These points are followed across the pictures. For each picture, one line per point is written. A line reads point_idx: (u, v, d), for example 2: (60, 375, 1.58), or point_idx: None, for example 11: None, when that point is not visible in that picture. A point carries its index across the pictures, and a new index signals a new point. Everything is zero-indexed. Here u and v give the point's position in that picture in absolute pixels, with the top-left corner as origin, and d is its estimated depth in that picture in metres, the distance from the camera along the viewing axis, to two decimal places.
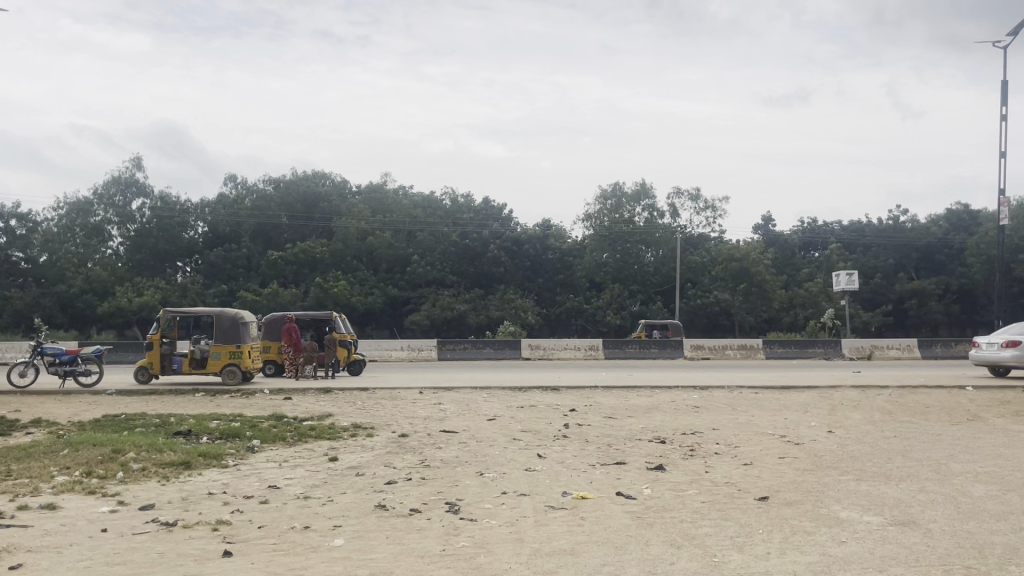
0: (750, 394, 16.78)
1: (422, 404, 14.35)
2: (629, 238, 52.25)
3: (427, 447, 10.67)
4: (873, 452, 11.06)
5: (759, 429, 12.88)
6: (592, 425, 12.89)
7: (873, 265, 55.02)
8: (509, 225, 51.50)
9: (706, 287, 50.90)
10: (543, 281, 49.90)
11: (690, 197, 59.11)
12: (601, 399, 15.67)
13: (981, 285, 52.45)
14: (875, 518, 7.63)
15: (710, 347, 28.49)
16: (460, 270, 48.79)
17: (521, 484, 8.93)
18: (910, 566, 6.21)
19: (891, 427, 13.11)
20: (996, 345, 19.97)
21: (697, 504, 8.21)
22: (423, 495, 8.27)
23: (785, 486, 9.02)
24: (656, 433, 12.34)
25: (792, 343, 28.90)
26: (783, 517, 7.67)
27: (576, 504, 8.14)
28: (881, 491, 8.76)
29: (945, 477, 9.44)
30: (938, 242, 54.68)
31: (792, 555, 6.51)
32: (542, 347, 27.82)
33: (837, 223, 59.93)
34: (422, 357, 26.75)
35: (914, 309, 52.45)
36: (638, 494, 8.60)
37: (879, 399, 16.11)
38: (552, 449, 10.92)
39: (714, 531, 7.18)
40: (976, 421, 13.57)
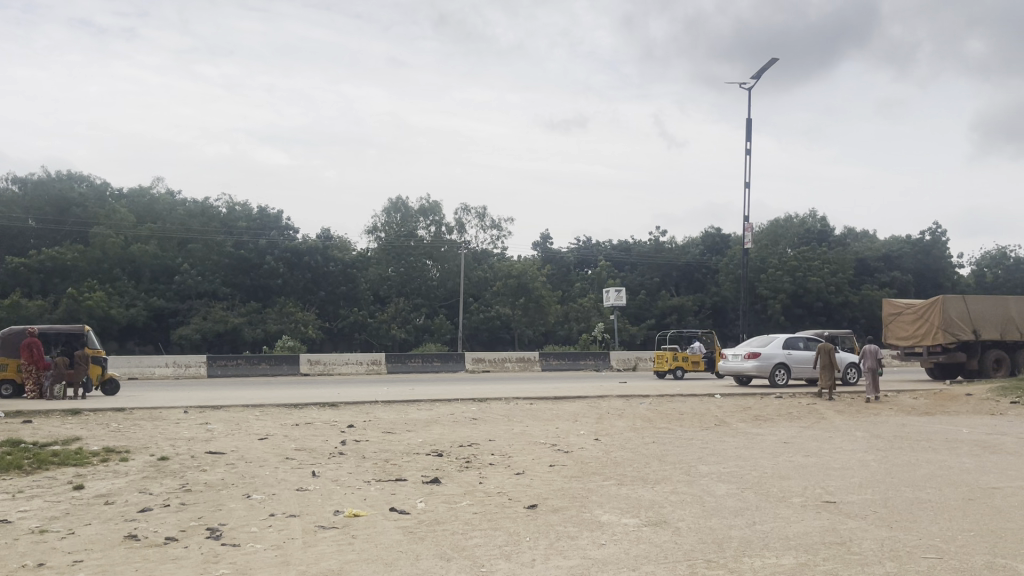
0: (524, 405, 17.43)
1: (187, 425, 13.45)
2: (414, 252, 52.82)
3: (190, 470, 10.03)
4: (634, 458, 11.81)
5: (531, 439, 13.36)
6: (370, 440, 12.74)
7: (639, 282, 59.38)
8: (288, 234, 49.83)
9: (487, 302, 52.49)
10: (325, 294, 48.83)
11: (477, 214, 60.78)
12: (380, 414, 15.52)
13: (731, 302, 57.95)
14: (632, 520, 8.15)
15: (490, 360, 29.25)
16: (234, 282, 46.72)
17: (291, 504, 8.63)
18: (661, 563, 6.67)
19: (652, 433, 14.12)
20: (740, 356, 22.08)
21: (469, 515, 8.34)
22: (181, 521, 7.75)
23: (552, 493, 9.41)
24: (433, 446, 12.42)
25: (566, 355, 30.39)
26: (549, 524, 8.00)
27: (348, 522, 7.98)
28: (639, 494, 9.37)
29: (693, 478, 10.28)
30: (695, 263, 60.16)
31: (555, 560, 6.77)
32: (323, 362, 27.12)
33: (607, 242, 64.04)
34: (190, 374, 25.11)
35: (674, 324, 56.65)
36: (411, 509, 8.60)
37: (641, 407, 17.33)
38: (326, 467, 10.66)
39: (483, 541, 7.33)
40: (723, 425, 14.99)
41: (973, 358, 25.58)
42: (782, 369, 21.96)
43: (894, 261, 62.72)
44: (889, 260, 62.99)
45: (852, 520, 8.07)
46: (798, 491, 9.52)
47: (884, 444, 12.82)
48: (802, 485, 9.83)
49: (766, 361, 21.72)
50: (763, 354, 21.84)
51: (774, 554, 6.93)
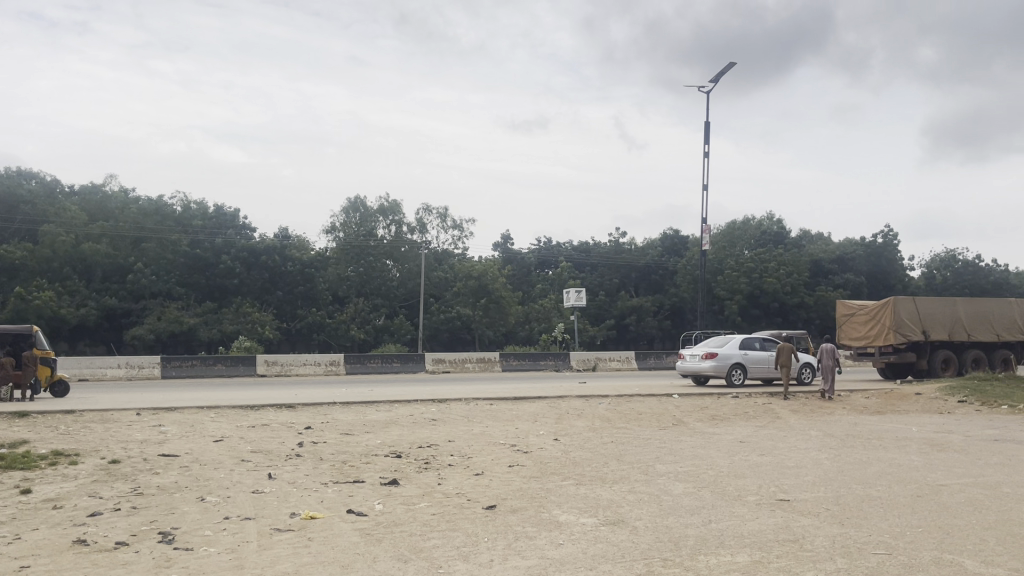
0: (484, 406, 17.41)
1: (140, 427, 13.18)
2: (373, 252, 52.61)
3: (142, 474, 9.83)
4: (592, 457, 11.87)
5: (491, 440, 13.36)
6: (328, 442, 12.62)
7: (599, 283, 59.69)
8: (245, 234, 49.14)
9: (448, 302, 52.49)
10: (283, 293, 48.33)
11: (438, 215, 60.66)
12: (338, 415, 15.40)
13: (689, 303, 58.58)
14: (590, 519, 8.19)
15: (450, 361, 29.18)
16: (189, 282, 45.90)
17: (246, 507, 8.51)
18: (618, 562, 6.72)
19: (611, 433, 14.20)
20: (698, 356, 22.32)
21: (427, 516, 8.30)
22: (132, 525, 7.60)
23: (511, 494, 9.41)
24: (392, 448, 12.35)
25: (526, 356, 30.47)
26: (507, 524, 8.00)
27: (304, 525, 7.90)
28: (597, 494, 9.42)
29: (650, 478, 10.36)
30: (654, 264, 60.79)
31: (513, 561, 6.78)
32: (280, 363, 26.82)
33: (568, 243, 64.35)
34: (143, 375, 24.64)
35: (633, 325, 57.07)
36: (369, 510, 8.54)
37: (601, 407, 17.45)
38: (283, 469, 10.53)
39: (441, 542, 7.30)
40: (680, 425, 15.15)
41: (923, 358, 26.24)
42: (738, 369, 22.25)
43: (848, 262, 63.90)
44: (843, 262, 64.18)
45: (805, 518, 8.21)
46: (753, 489, 9.66)
47: (837, 442, 13.07)
48: (757, 483, 9.97)
49: (723, 361, 21.99)
50: (720, 354, 22.09)
51: (728, 552, 7.02)
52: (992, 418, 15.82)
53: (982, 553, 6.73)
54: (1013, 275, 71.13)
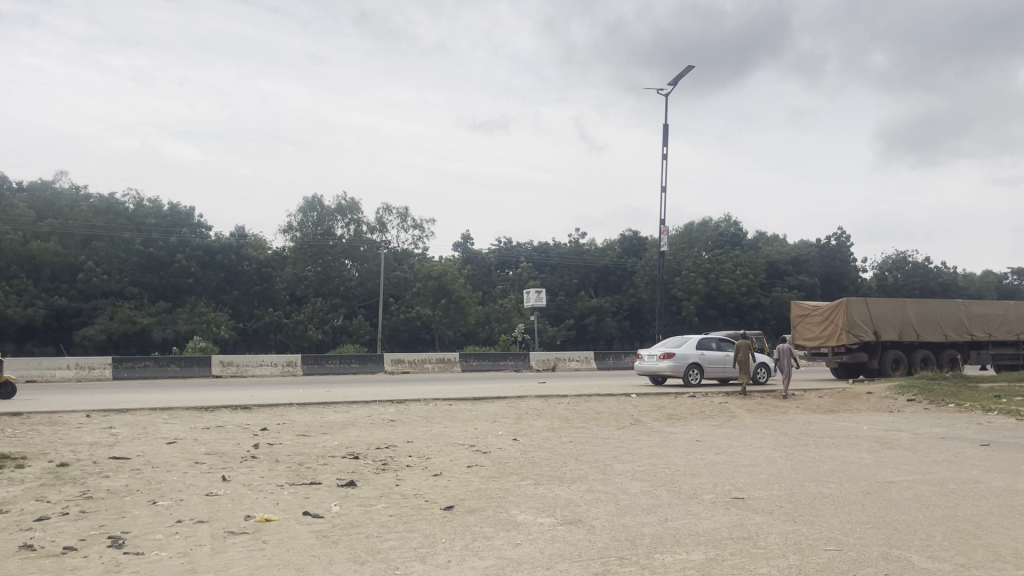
0: (443, 406, 17.35)
1: (89, 430, 12.89)
2: (331, 251, 52.25)
3: (92, 477, 9.61)
4: (550, 457, 11.91)
5: (449, 440, 13.33)
6: (284, 444, 12.48)
7: (558, 283, 59.91)
8: (200, 232, 48.28)
9: (408, 302, 52.38)
10: (240, 293, 47.72)
11: (398, 214, 60.41)
12: (295, 417, 15.22)
13: (647, 304, 59.13)
14: (547, 519, 8.20)
15: (409, 361, 29.02)
16: (142, 282, 44.99)
17: (199, 510, 8.37)
18: (575, 561, 6.74)
19: (569, 432, 14.26)
20: (655, 356, 22.52)
21: (384, 518, 8.26)
22: (80, 530, 7.42)
23: (470, 494, 9.40)
24: (349, 449, 12.26)
25: (486, 357, 30.48)
26: (465, 525, 7.98)
27: (258, 527, 7.80)
28: (554, 494, 9.45)
29: (607, 477, 10.42)
30: (612, 265, 61.28)
31: (470, 561, 6.78)
32: (236, 364, 26.44)
33: (528, 244, 64.52)
34: (94, 377, 24.10)
35: (592, 325, 57.37)
36: (325, 512, 8.46)
37: (560, 407, 17.51)
38: (237, 472, 10.38)
39: (398, 544, 7.27)
40: (637, 424, 15.27)
41: (874, 358, 26.80)
42: (695, 369, 22.51)
43: (803, 264, 65.03)
44: (798, 263, 65.30)
45: (759, 515, 8.34)
46: (709, 488, 9.77)
47: (791, 441, 13.29)
48: (713, 482, 10.10)
49: (680, 361, 22.20)
50: (678, 354, 22.31)
51: (684, 549, 7.10)
52: (939, 416, 16.23)
53: (930, 548, 6.89)
54: (960, 277, 73.01)
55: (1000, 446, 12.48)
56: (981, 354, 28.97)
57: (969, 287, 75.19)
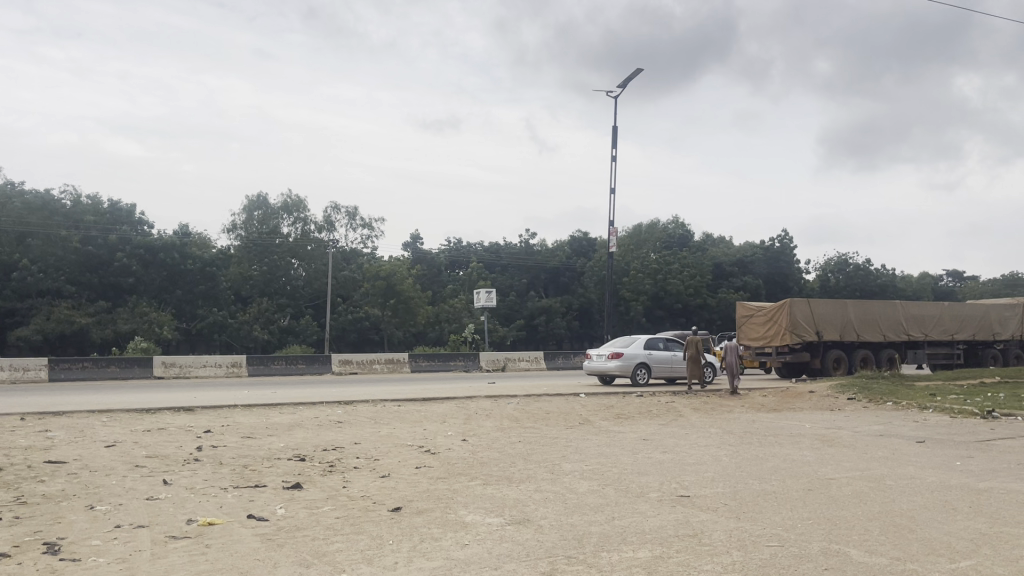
0: (392, 407, 17.23)
1: (24, 433, 12.47)
2: (277, 250, 51.76)
3: (26, 482, 9.31)
4: (500, 457, 11.91)
5: (398, 441, 13.24)
6: (228, 446, 12.26)
7: (509, 284, 60.04)
8: (141, 230, 46.99)
9: (356, 302, 51.98)
10: (183, 293, 46.66)
11: (348, 214, 59.85)
12: (240, 418, 14.97)
13: (596, 304, 59.59)
14: (495, 520, 8.20)
15: (358, 362, 28.72)
16: (81, 281, 43.63)
17: (140, 514, 8.17)
18: (522, 561, 6.75)
19: (518, 432, 14.27)
20: (604, 356, 22.69)
21: (331, 520, 8.17)
22: (14, 537, 7.17)
23: (418, 495, 9.36)
24: (296, 451, 12.09)
25: (435, 357, 30.35)
26: (413, 526, 7.94)
27: (201, 532, 7.64)
28: (503, 494, 9.46)
29: (555, 477, 10.46)
30: (562, 266, 61.65)
31: (418, 562, 6.74)
32: (179, 365, 25.87)
33: (478, 244, 64.61)
34: (28, 379, 23.30)
35: (542, 324, 57.51)
36: (271, 515, 8.33)
37: (509, 407, 17.53)
38: (180, 475, 10.16)
39: (345, 546, 7.19)
40: (587, 424, 15.35)
41: (816, 357, 27.43)
42: (643, 368, 22.76)
43: (748, 266, 66.19)
44: (743, 265, 66.48)
45: (704, 513, 8.45)
46: (656, 486, 9.88)
47: (735, 440, 13.52)
48: (658, 480, 10.22)
49: (628, 361, 22.41)
50: (626, 354, 22.53)
51: (630, 548, 7.17)
52: (877, 414, 16.68)
53: (868, 542, 7.07)
54: (897, 279, 75.15)
55: (934, 442, 12.88)
56: (917, 354, 29.87)
57: (907, 289, 77.50)
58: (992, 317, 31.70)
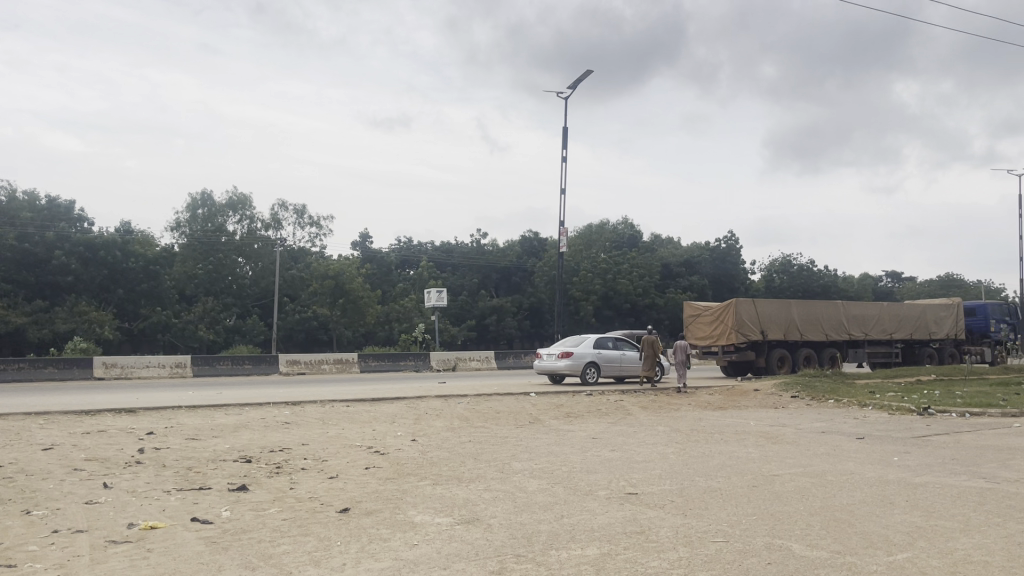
0: (340, 408, 17.07)
1: None
2: (224, 249, 51.15)
3: None
4: (450, 457, 11.88)
5: (347, 442, 13.12)
6: (171, 448, 12.00)
7: (460, 284, 59.92)
8: (80, 227, 45.54)
9: (304, 302, 51.44)
10: (124, 292, 45.14)
11: (296, 210, 59.11)
12: (184, 420, 14.67)
13: (547, 304, 59.87)
14: (445, 519, 8.19)
15: (306, 362, 28.36)
16: (17, 279, 42.28)
17: (80, 519, 7.96)
18: (471, 561, 6.75)
19: (468, 432, 14.26)
20: (554, 356, 22.81)
21: (277, 522, 8.06)
22: None
23: (366, 496, 9.29)
24: (242, 453, 11.90)
25: (385, 357, 30.15)
26: (361, 527, 7.88)
27: (142, 536, 7.46)
28: (452, 493, 9.45)
29: (505, 476, 10.48)
30: (512, 266, 61.78)
31: (366, 563, 6.70)
32: (121, 365, 25.25)
33: (429, 244, 64.50)
34: None
35: (493, 324, 57.46)
36: (215, 518, 8.19)
37: (460, 407, 17.50)
38: (121, 478, 9.92)
39: (291, 548, 7.11)
40: (537, 423, 15.41)
41: (761, 356, 27.95)
42: (592, 368, 22.95)
43: (694, 266, 67.20)
44: (690, 265, 67.47)
45: (651, 510, 8.55)
46: (604, 484, 9.97)
47: (682, 437, 13.71)
48: (606, 478, 10.31)
49: (578, 361, 22.57)
50: (575, 354, 22.68)
51: (578, 545, 7.22)
52: (819, 412, 17.06)
53: (810, 537, 7.24)
54: (839, 279, 77.12)
55: (873, 438, 13.25)
56: (858, 353, 30.65)
57: (848, 289, 79.52)
58: (928, 317, 32.69)
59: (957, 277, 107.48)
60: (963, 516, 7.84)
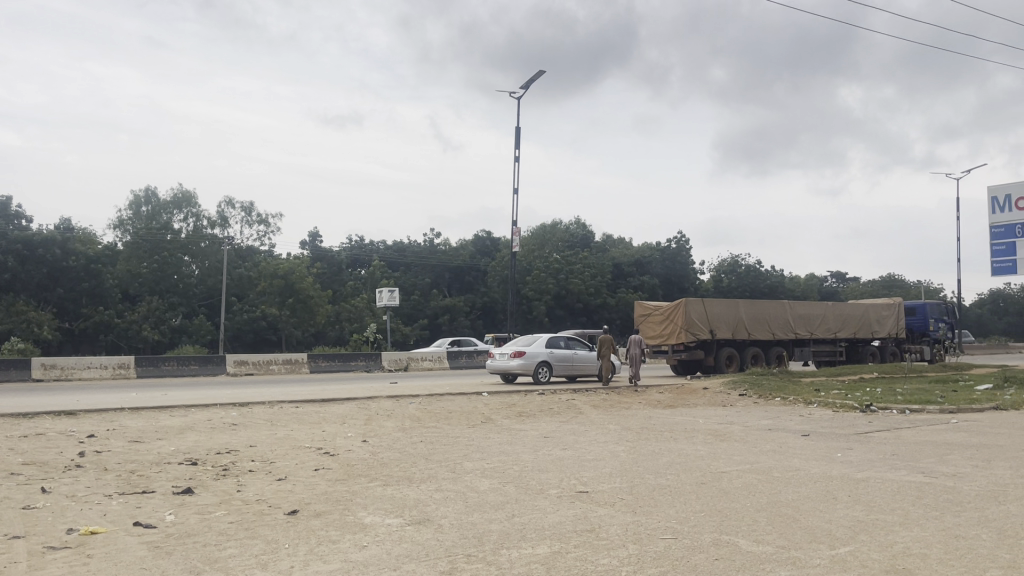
0: (289, 408, 16.84)
1: None
2: (169, 247, 49.99)
3: None
4: (401, 458, 11.80)
5: (296, 443, 12.94)
6: (114, 451, 11.71)
7: (412, 283, 59.62)
8: (17, 225, 44.31)
9: (252, 302, 50.74)
10: (64, 291, 43.95)
11: (244, 208, 58.24)
12: (127, 422, 14.30)
13: (499, 304, 60.00)
14: (395, 520, 8.14)
15: (254, 363, 27.94)
16: None
17: (17, 525, 7.70)
18: (421, 561, 6.72)
19: (419, 432, 14.17)
20: (506, 355, 22.83)
21: (224, 525, 7.91)
22: None
23: (315, 498, 9.16)
24: (187, 455, 11.65)
25: (336, 357, 29.86)
26: (310, 529, 7.78)
27: (83, 541, 7.26)
28: (403, 494, 9.39)
29: (457, 476, 10.44)
30: (465, 266, 61.72)
31: (314, 566, 6.61)
32: (61, 366, 24.57)
33: (380, 243, 64.14)
34: None
35: (446, 324, 57.30)
36: (159, 522, 8.01)
37: (411, 407, 17.39)
38: (60, 482, 9.64)
39: (238, 551, 6.98)
40: (489, 423, 15.39)
41: (710, 356, 28.33)
42: (545, 367, 23.02)
43: (645, 266, 67.91)
44: (641, 265, 68.20)
45: (601, 509, 8.60)
46: (555, 483, 10.00)
47: (633, 436, 13.83)
48: (558, 477, 10.34)
49: (530, 360, 22.62)
50: (527, 354, 22.74)
51: (528, 544, 7.23)
52: (766, 410, 17.36)
53: (755, 532, 7.37)
54: (785, 279, 78.75)
55: (818, 435, 13.53)
56: (803, 351, 31.29)
57: (794, 289, 81.16)
58: (871, 316, 33.52)
59: (897, 277, 110.60)
60: (903, 510, 8.05)
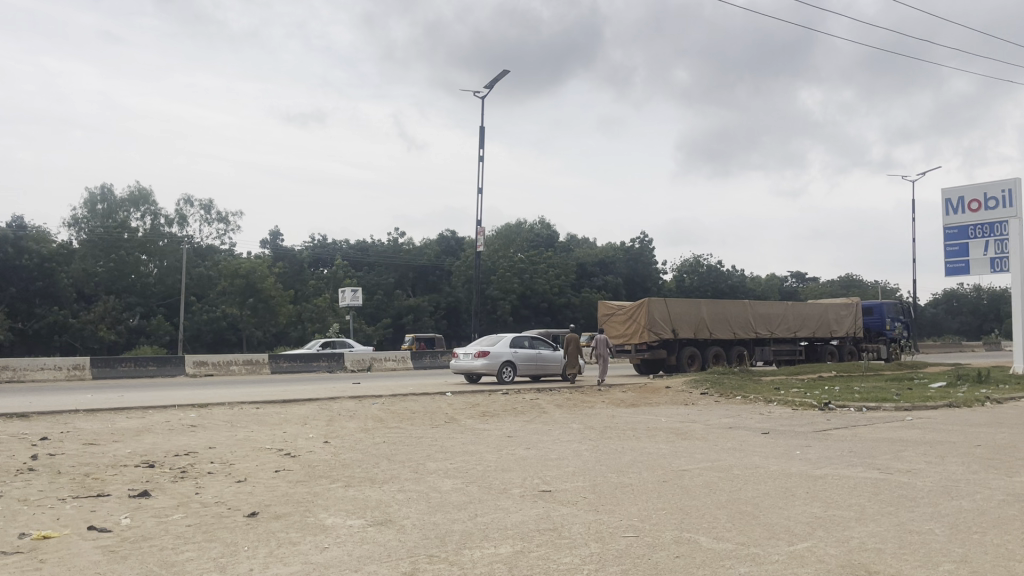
0: (249, 409, 16.63)
1: None
2: (123, 246, 48.50)
3: None
4: (363, 458, 11.71)
5: (257, 445, 12.78)
6: (68, 454, 11.45)
7: (376, 283, 59.34)
8: None
9: (212, 302, 50.12)
10: (17, 290, 43.01)
11: (204, 206, 57.44)
12: (82, 424, 14.00)
13: (463, 304, 59.99)
14: (357, 521, 8.07)
15: (214, 363, 27.57)
16: None
17: None
18: (383, 562, 6.68)
19: (382, 433, 14.07)
20: (471, 355, 22.79)
21: (182, 528, 7.79)
22: None
23: (276, 499, 9.06)
24: (144, 457, 11.44)
25: (298, 357, 29.59)
26: (270, 531, 7.68)
27: (35, 546, 7.09)
28: (365, 495, 9.32)
29: (419, 476, 10.39)
30: (429, 265, 61.58)
31: (274, 568, 6.54)
32: (13, 367, 23.98)
33: (344, 242, 63.74)
34: None
35: (410, 323, 57.09)
36: (115, 526, 7.86)
37: (374, 408, 17.27)
38: (11, 486, 9.41)
39: (196, 555, 6.88)
40: (453, 423, 15.34)
41: (672, 355, 28.61)
42: (508, 367, 23.01)
43: (609, 266, 68.34)
44: (604, 265, 68.62)
45: (564, 508, 8.62)
46: (518, 482, 10.00)
47: (596, 435, 13.88)
48: (521, 476, 10.35)
49: (494, 360, 22.61)
50: (491, 353, 22.72)
51: (490, 544, 7.21)
52: (727, 408, 17.55)
53: (716, 529, 7.44)
54: (746, 278, 79.80)
55: (778, 433, 13.70)
56: (763, 350, 31.70)
57: (755, 289, 82.23)
58: (829, 316, 34.04)
59: (856, 277, 112.71)
60: (859, 506, 8.19)
